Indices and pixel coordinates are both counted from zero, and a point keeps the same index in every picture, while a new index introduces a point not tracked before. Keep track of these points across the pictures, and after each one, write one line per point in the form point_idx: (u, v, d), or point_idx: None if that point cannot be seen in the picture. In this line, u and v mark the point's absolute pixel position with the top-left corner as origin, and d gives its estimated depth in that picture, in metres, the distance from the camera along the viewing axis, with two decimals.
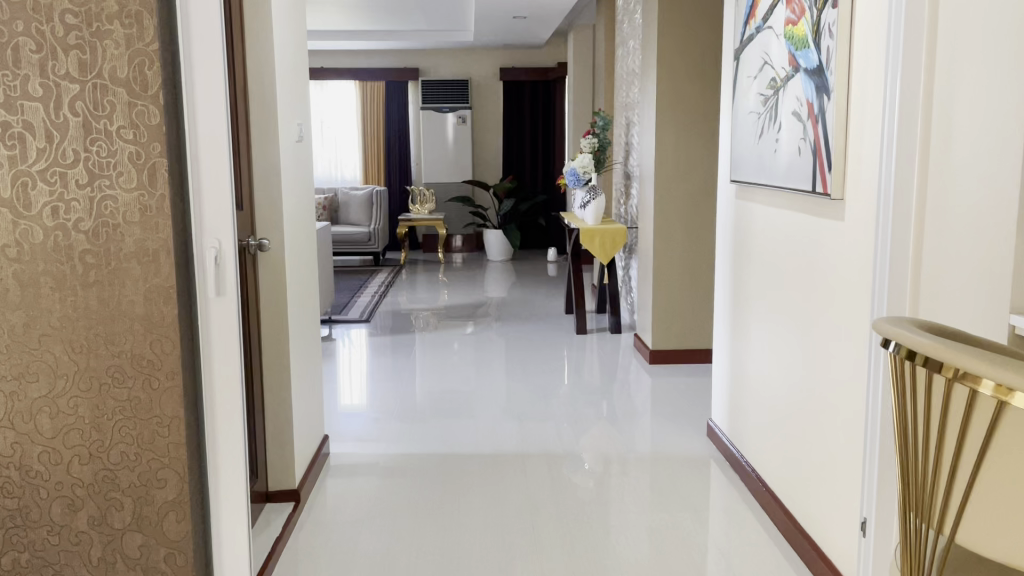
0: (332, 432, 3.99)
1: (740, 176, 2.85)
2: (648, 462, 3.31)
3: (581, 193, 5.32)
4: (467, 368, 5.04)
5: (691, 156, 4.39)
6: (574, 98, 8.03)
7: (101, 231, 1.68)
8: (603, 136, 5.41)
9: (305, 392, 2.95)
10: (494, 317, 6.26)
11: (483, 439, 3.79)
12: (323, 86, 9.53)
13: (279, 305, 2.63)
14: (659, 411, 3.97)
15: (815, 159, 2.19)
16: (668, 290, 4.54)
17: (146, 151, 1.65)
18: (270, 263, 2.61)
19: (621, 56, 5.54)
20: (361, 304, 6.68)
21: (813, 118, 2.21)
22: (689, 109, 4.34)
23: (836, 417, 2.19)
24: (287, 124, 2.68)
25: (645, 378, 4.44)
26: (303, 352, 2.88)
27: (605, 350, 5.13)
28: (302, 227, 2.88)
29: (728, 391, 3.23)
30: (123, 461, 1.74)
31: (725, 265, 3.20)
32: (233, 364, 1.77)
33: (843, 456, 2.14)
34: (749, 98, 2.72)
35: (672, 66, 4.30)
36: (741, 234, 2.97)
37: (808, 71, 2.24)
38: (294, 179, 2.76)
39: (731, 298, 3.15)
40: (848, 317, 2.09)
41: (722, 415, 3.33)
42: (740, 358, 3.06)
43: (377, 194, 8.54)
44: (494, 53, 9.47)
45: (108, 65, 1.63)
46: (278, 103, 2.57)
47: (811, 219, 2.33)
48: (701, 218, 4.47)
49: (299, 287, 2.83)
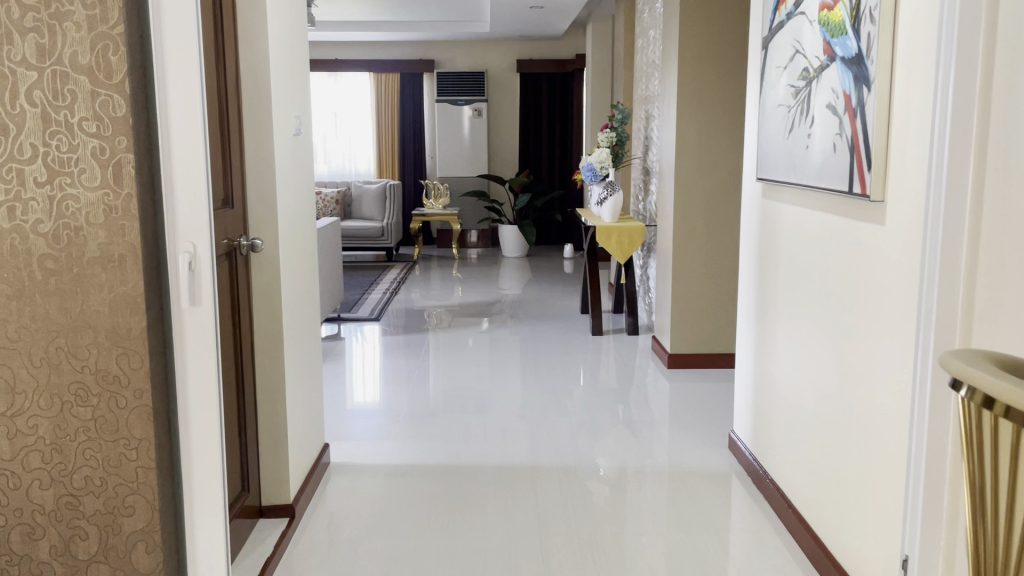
0: (339, 433, 3.85)
1: (767, 173, 2.66)
2: (665, 476, 3.14)
3: (599, 189, 5.13)
4: (479, 368, 4.88)
5: (714, 151, 4.19)
6: (593, 91, 7.83)
7: (62, 233, 1.52)
8: (621, 130, 5.20)
9: (304, 399, 2.80)
10: (508, 316, 6.11)
11: (492, 444, 3.62)
12: (337, 77, 9.35)
13: (274, 310, 2.48)
14: (678, 419, 3.79)
15: (853, 156, 2.01)
16: (688, 291, 4.35)
17: (110, 146, 1.50)
18: (264, 264, 2.45)
19: (641, 47, 5.34)
20: (372, 300, 6.54)
21: (851, 111, 2.02)
22: (712, 102, 4.15)
23: (874, 439, 2.01)
24: (285, 117, 2.52)
25: (663, 382, 4.26)
26: (301, 358, 2.73)
27: (622, 352, 4.95)
28: (300, 227, 2.72)
29: (752, 402, 3.05)
30: (87, 486, 1.59)
31: (749, 268, 3.01)
32: (210, 380, 1.61)
33: (882, 481, 1.95)
34: (778, 91, 2.53)
35: (694, 57, 4.11)
36: (767, 235, 2.78)
37: (845, 59, 2.05)
38: (292, 176, 2.60)
39: (755, 303, 2.97)
40: (889, 330, 1.91)
41: (745, 428, 3.14)
42: (766, 366, 2.88)
43: (390, 188, 8.35)
44: (511, 45, 9.27)
45: (69, 50, 1.47)
46: (273, 95, 2.41)
47: (846, 222, 2.14)
48: (723, 218, 4.27)
49: (297, 290, 2.68)
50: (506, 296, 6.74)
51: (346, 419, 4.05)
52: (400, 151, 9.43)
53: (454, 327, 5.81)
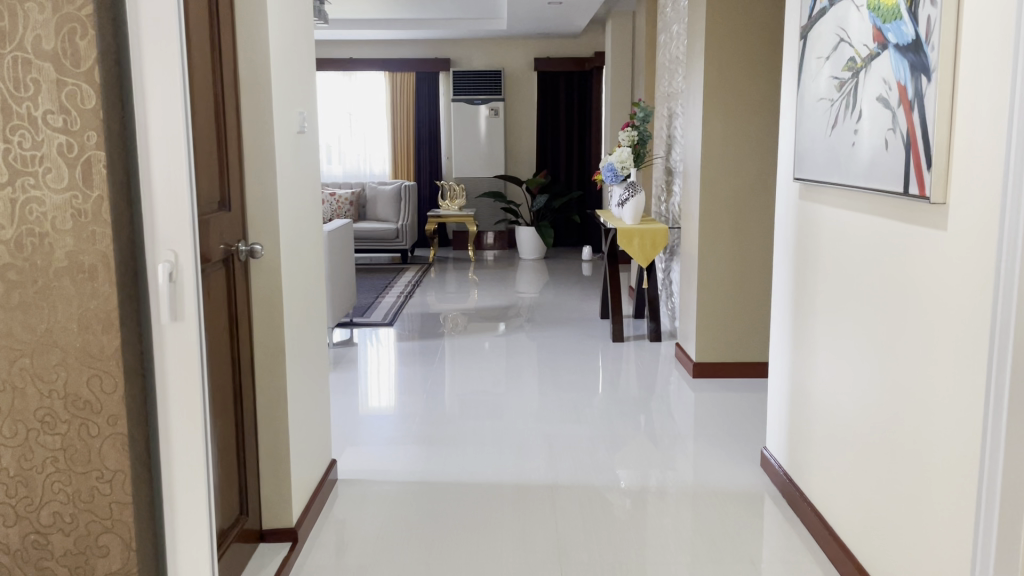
0: (356, 438, 3.71)
1: (805, 173, 2.47)
2: (692, 495, 2.95)
3: (619, 190, 4.94)
4: (495, 374, 4.71)
5: (741, 150, 3.99)
6: (612, 89, 7.63)
7: (25, 240, 1.38)
8: (644, 128, 5.00)
9: (308, 413, 2.63)
10: (525, 320, 5.93)
11: (509, 453, 3.45)
12: (352, 76, 9.20)
13: (274, 321, 2.30)
14: (704, 432, 3.59)
15: (909, 153, 1.81)
16: (714, 297, 4.15)
17: (79, 142, 1.35)
18: (266, 272, 2.29)
19: (664, 43, 5.15)
20: (386, 304, 6.37)
21: (906, 103, 1.83)
22: (739, 98, 3.95)
23: (937, 465, 1.82)
24: (287, 113, 2.35)
25: (687, 392, 4.06)
26: (304, 370, 2.55)
27: (644, 359, 4.75)
28: (305, 232, 2.55)
29: (787, 418, 2.85)
30: (56, 523, 1.43)
31: (784, 275, 2.82)
32: (195, 404, 1.44)
33: (950, 514, 1.76)
34: (818, 84, 2.34)
35: (721, 51, 3.91)
36: (806, 239, 2.59)
37: (899, 47, 1.85)
38: (295, 178, 2.43)
39: (792, 312, 2.77)
40: (957, 346, 1.72)
41: (779, 445, 2.95)
42: (803, 379, 2.69)
43: (405, 188, 8.22)
44: (528, 42, 9.09)
45: (32, 34, 1.34)
46: (274, 89, 2.24)
47: (903, 226, 1.95)
48: (751, 221, 4.07)
49: (301, 298, 2.51)
50: (524, 300, 6.56)
51: (360, 424, 3.91)
52: (416, 151, 9.27)
53: (470, 332, 5.63)
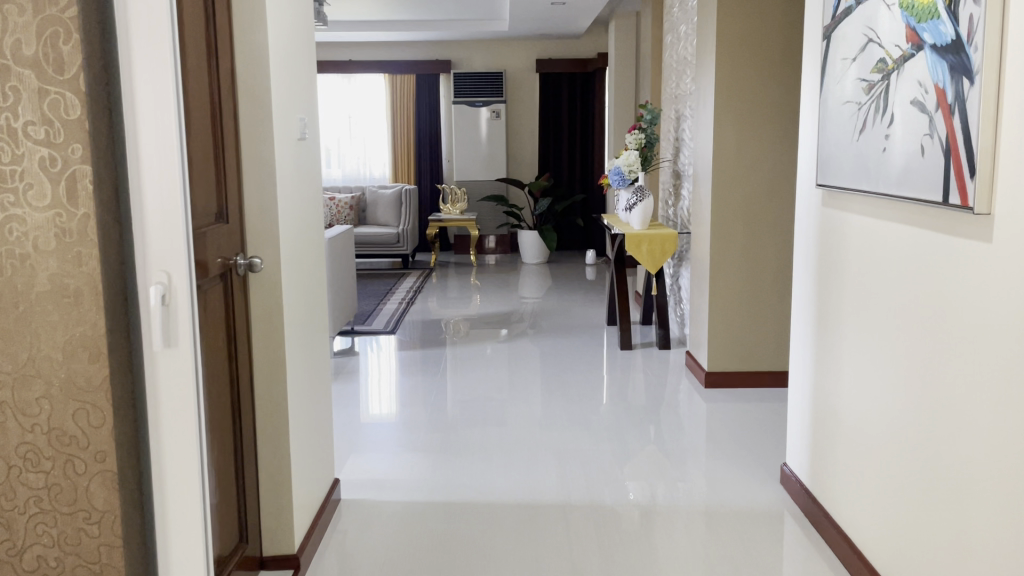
0: (358, 449, 3.61)
1: (830, 180, 2.36)
2: (706, 512, 2.85)
3: (626, 194, 4.83)
4: (500, 382, 4.60)
5: (753, 153, 3.89)
6: (616, 90, 7.53)
7: (4, 262, 1.30)
8: (651, 131, 4.90)
9: (311, 433, 2.52)
10: (530, 326, 5.82)
11: (516, 467, 3.34)
12: (351, 78, 9.10)
13: (276, 337, 2.20)
14: (717, 445, 3.48)
15: (950, 160, 1.71)
16: (726, 305, 4.04)
17: (63, 155, 1.27)
18: (267, 286, 2.18)
19: (671, 43, 5.05)
20: (387, 311, 6.25)
21: (945, 108, 1.72)
22: (750, 100, 3.84)
23: (992, 494, 1.71)
24: (287, 119, 2.25)
25: (699, 402, 3.96)
26: (307, 388, 2.45)
27: (653, 368, 4.64)
28: (308, 243, 2.45)
29: (809, 434, 2.75)
30: (40, 568, 1.35)
31: (806, 284, 2.71)
32: (190, 438, 1.34)
33: (1011, 546, 1.65)
34: (843, 86, 2.24)
35: (732, 51, 3.80)
36: (830, 248, 2.49)
37: (937, 48, 1.74)
38: (297, 187, 2.33)
39: (814, 324, 2.66)
40: (1011, 366, 1.62)
41: (801, 461, 2.84)
42: (826, 393, 2.59)
43: (406, 192, 8.11)
44: (530, 44, 8.99)
45: (11, 38, 1.25)
46: (274, 95, 2.13)
47: (946, 239, 1.85)
48: (764, 226, 3.96)
49: (303, 313, 2.40)
50: (528, 306, 6.45)
51: (360, 433, 3.82)
52: (417, 154, 9.16)
53: (473, 340, 5.52)
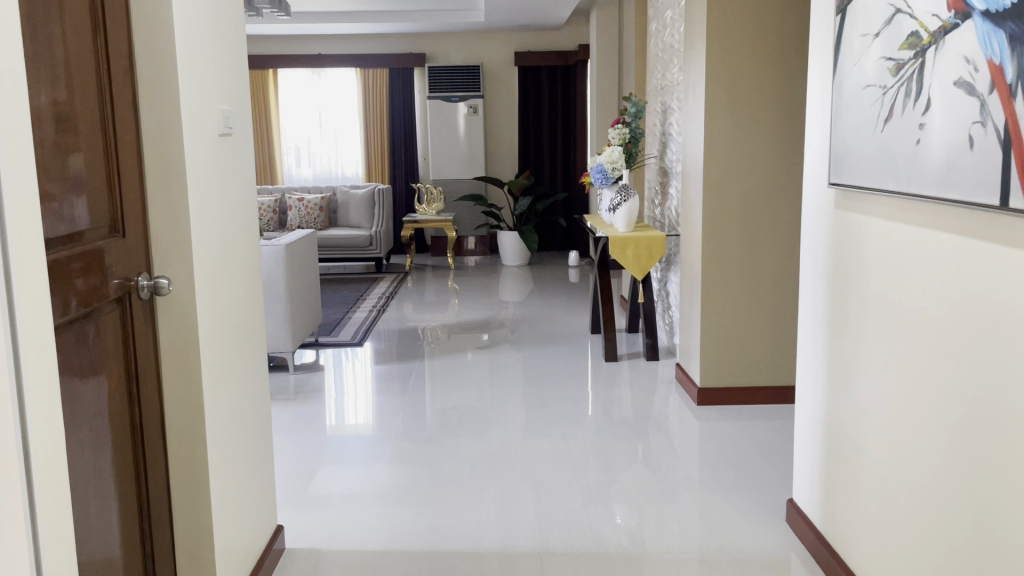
0: (316, 477, 3.25)
1: (846, 179, 2.03)
2: (704, 558, 2.51)
3: (610, 194, 4.50)
4: (476, 395, 4.25)
5: (747, 149, 3.55)
6: (597, 83, 7.19)
7: None
8: (636, 125, 4.55)
9: (245, 478, 2.15)
10: (509, 334, 5.47)
11: (489, 502, 2.98)
12: (321, 74, 8.72)
13: (190, 373, 1.83)
14: (714, 473, 3.14)
15: (1010, 153, 1.37)
16: (719, 315, 3.70)
17: None
18: (179, 311, 1.81)
19: (656, 31, 4.71)
20: (357, 320, 5.88)
21: (1004, 88, 1.38)
22: (743, 91, 3.50)
23: None
24: (205, 112, 1.88)
25: (691, 421, 3.63)
26: (237, 428, 2.08)
27: (641, 380, 4.31)
28: (237, 259, 2.09)
29: (819, 469, 2.41)
30: None
31: (816, 298, 2.38)
32: (20, 532, 1.00)
33: None
34: (862, 67, 1.90)
35: (725, 35, 3.46)
36: (850, 258, 2.15)
37: (989, 14, 1.40)
38: (220, 192, 1.96)
39: (824, 343, 2.33)
40: None
41: (808, 497, 2.51)
42: (840, 423, 2.26)
43: (379, 192, 7.76)
44: (508, 36, 8.63)
45: None
46: (184, 83, 1.77)
47: (1006, 253, 1.51)
48: (761, 228, 3.62)
49: (230, 340, 2.03)
50: (507, 311, 6.11)
51: (320, 457, 3.45)
52: (391, 152, 8.79)
53: (448, 349, 5.16)
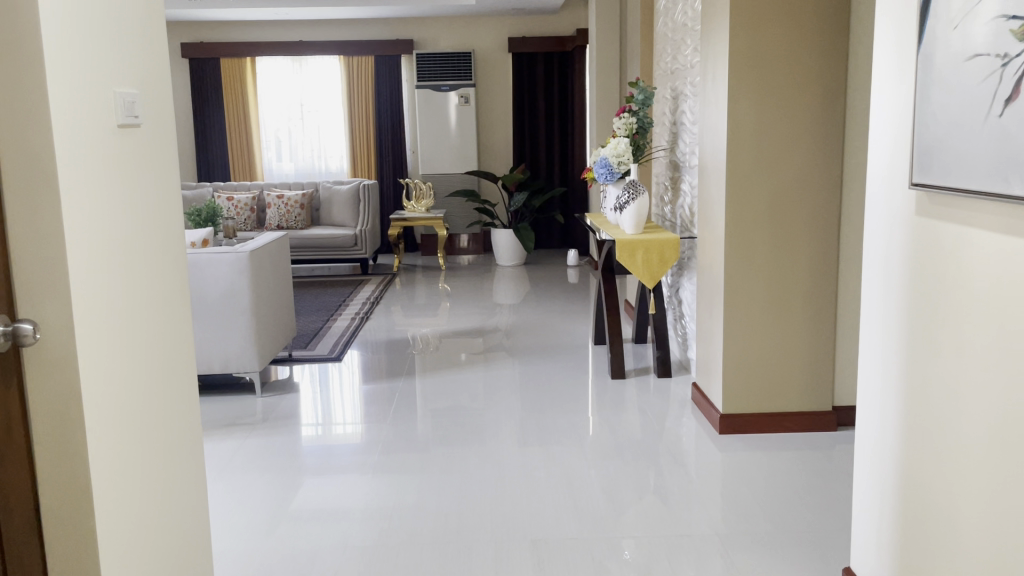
0: (279, 514, 2.78)
1: (937, 178, 1.57)
2: None
3: (615, 192, 4.04)
4: (468, 413, 3.80)
5: (778, 139, 3.08)
6: (598, 68, 6.71)
7: None
8: (643, 115, 4.07)
9: (169, 561, 1.68)
10: (505, 343, 5.01)
11: (477, 546, 2.52)
12: (302, 63, 8.23)
13: (68, 447, 1.37)
14: (741, 514, 2.68)
15: None
16: (744, 329, 3.23)
17: None
18: (52, 365, 1.35)
19: (665, 9, 4.25)
20: (338, 329, 5.41)
21: None
22: (772, 71, 3.03)
23: None
24: (91, 95, 1.41)
25: (712, 451, 3.17)
26: (153, 501, 1.61)
27: (652, 399, 3.85)
28: (148, 287, 1.62)
29: (889, 533, 1.95)
30: None
31: (885, 324, 1.91)
32: None
33: None
34: (967, 31, 1.44)
35: (751, 6, 2.99)
36: (936, 273, 1.68)
37: None
38: (118, 202, 1.49)
39: (897, 379, 1.87)
40: None
41: (871, 564, 2.05)
42: (919, 484, 1.80)
43: (363, 188, 7.25)
44: (502, 20, 8.14)
45: None
46: (55, 54, 1.30)
47: None
48: (793, 229, 3.16)
49: (139, 391, 1.56)
50: (503, 318, 5.63)
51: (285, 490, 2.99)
52: (378, 145, 8.31)
53: (438, 360, 4.71)
